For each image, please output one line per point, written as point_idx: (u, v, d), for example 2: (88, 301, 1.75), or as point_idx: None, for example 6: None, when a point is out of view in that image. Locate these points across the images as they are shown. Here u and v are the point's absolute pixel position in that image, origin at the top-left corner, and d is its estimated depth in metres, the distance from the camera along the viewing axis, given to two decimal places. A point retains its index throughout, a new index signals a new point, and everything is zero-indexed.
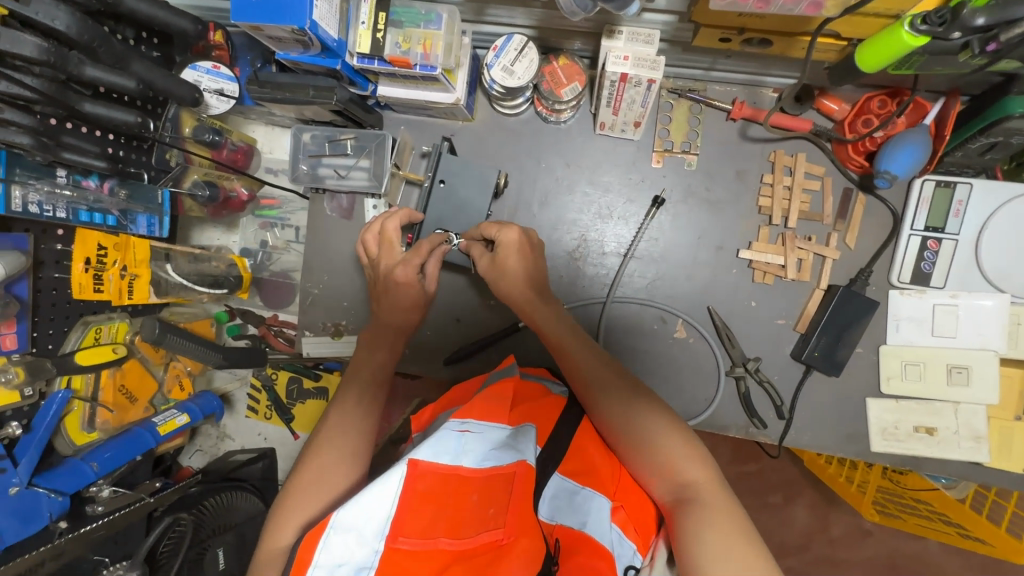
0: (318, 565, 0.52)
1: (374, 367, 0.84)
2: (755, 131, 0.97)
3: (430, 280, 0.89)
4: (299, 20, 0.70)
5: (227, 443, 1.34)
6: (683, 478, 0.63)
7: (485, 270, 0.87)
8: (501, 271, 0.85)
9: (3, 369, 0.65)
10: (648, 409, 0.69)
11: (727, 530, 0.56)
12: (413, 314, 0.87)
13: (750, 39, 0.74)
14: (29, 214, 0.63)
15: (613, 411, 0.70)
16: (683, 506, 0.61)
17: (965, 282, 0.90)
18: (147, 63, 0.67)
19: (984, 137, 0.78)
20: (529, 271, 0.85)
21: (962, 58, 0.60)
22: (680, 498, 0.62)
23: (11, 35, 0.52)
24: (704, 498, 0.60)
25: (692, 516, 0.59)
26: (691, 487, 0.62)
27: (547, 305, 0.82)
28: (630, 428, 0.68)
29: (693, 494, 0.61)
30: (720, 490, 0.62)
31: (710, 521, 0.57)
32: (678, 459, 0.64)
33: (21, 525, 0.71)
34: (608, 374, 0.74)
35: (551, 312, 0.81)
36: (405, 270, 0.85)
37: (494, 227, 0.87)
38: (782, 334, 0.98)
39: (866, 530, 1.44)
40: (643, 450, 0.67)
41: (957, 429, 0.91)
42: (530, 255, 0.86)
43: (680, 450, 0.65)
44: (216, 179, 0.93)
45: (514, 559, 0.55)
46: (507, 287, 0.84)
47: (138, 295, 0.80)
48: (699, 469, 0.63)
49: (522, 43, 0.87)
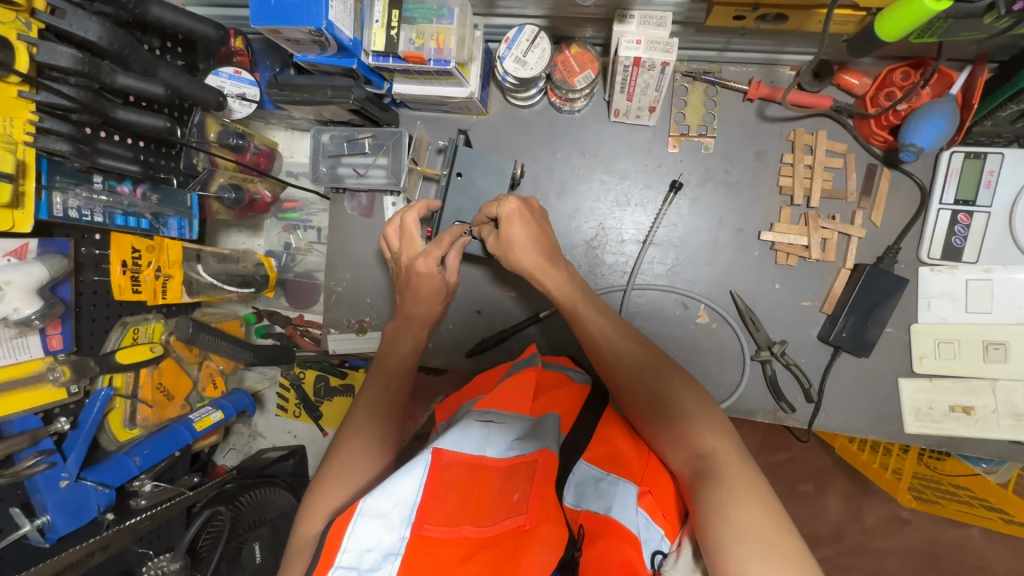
0: (346, 550, 0.54)
1: (397, 359, 0.85)
2: (773, 110, 0.95)
3: (449, 271, 0.89)
4: (316, 21, 0.72)
5: (259, 441, 1.38)
6: (702, 450, 0.62)
7: (493, 248, 0.87)
8: (507, 243, 0.84)
9: (51, 368, 0.68)
10: (667, 380, 0.69)
11: (747, 504, 0.56)
12: (434, 306, 0.89)
13: (764, 16, 0.73)
14: (70, 220, 0.66)
15: (631, 376, 0.72)
16: (702, 478, 0.60)
17: (1000, 256, 0.87)
18: (173, 70, 0.69)
19: (1015, 103, 0.76)
20: (536, 235, 0.84)
21: (987, 21, 0.58)
22: (700, 470, 0.61)
23: (47, 47, 0.56)
24: (725, 470, 0.59)
25: (715, 493, 0.58)
26: (710, 458, 0.61)
27: (560, 268, 0.83)
28: (649, 390, 0.70)
29: (712, 466, 0.60)
30: (741, 462, 0.61)
31: (731, 495, 0.57)
32: (697, 431, 0.64)
33: (71, 516, 0.74)
34: (627, 346, 0.74)
35: (568, 285, 0.81)
36: (426, 262, 0.86)
37: (493, 204, 0.85)
38: (807, 317, 0.96)
39: (903, 518, 1.41)
40: (663, 422, 0.67)
41: (996, 407, 0.88)
42: (532, 220, 0.84)
43: (700, 421, 0.65)
44: (241, 181, 0.94)
45: (538, 544, 0.54)
46: (517, 257, 0.84)
47: (172, 294, 0.83)
48: (719, 440, 0.63)
49: (534, 33, 0.88)
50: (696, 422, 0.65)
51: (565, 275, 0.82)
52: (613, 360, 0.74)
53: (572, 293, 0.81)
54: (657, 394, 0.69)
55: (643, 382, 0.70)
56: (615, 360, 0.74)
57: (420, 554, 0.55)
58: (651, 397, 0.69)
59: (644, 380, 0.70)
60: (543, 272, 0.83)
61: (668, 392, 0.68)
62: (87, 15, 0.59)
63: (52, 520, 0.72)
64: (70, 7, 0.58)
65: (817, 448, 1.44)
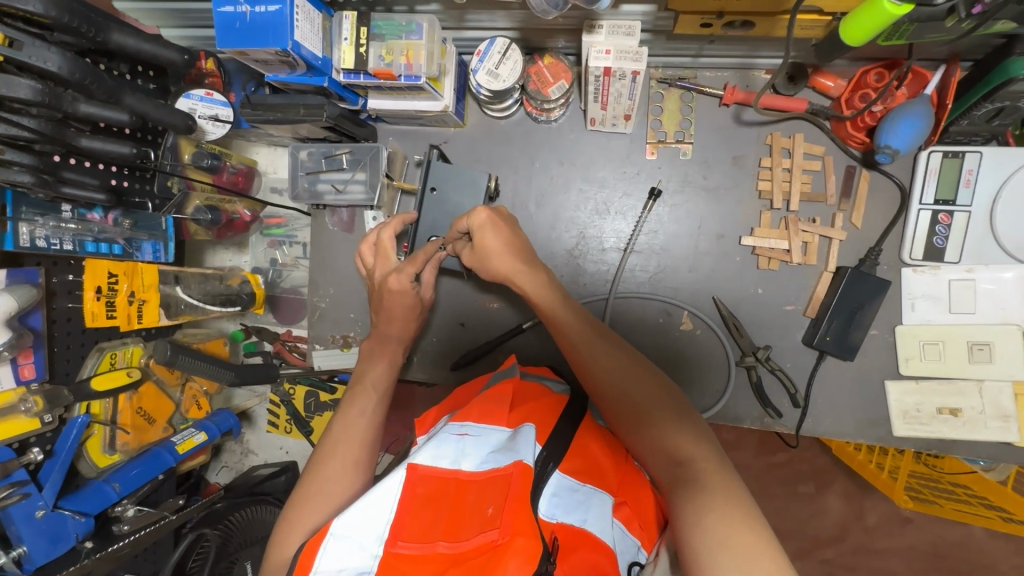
0: (319, 570, 0.56)
1: (377, 376, 0.85)
2: (749, 114, 0.95)
3: (425, 287, 0.91)
4: (282, 42, 0.72)
5: (251, 458, 1.38)
6: (680, 457, 0.62)
7: (468, 259, 0.87)
8: (479, 251, 0.83)
9: (23, 400, 0.67)
10: (644, 384, 0.68)
11: (725, 512, 0.55)
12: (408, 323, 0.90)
13: (731, 23, 0.72)
14: (37, 249, 0.66)
15: (607, 379, 0.71)
16: (681, 486, 0.59)
17: (982, 256, 0.86)
18: (138, 95, 0.70)
19: (989, 102, 0.75)
20: (508, 239, 0.83)
21: (949, 24, 0.57)
22: (678, 478, 0.60)
23: (6, 80, 0.55)
24: (704, 477, 0.59)
25: (692, 501, 0.57)
26: (689, 465, 0.60)
27: (534, 270, 0.82)
28: (626, 396, 0.68)
29: (690, 473, 0.60)
30: (721, 467, 0.60)
31: (710, 504, 0.56)
32: (675, 437, 0.63)
33: (49, 544, 0.74)
34: (603, 348, 0.73)
35: (545, 290, 0.80)
36: (400, 280, 0.86)
37: (462, 218, 0.85)
38: (791, 321, 0.95)
39: (904, 517, 1.39)
40: (641, 428, 0.66)
41: (983, 408, 0.87)
42: (505, 228, 0.83)
43: (679, 427, 0.64)
44: (219, 203, 0.96)
45: (509, 557, 0.53)
46: (492, 260, 0.83)
47: (149, 318, 0.83)
48: (697, 446, 0.62)
49: (505, 46, 0.87)
50: (673, 427, 0.64)
51: (541, 277, 0.82)
52: (589, 366, 0.73)
53: (547, 293, 0.80)
54: (635, 399, 0.68)
55: (622, 387, 0.69)
56: (592, 363, 0.72)
57: (392, 571, 0.56)
58: (630, 404, 0.68)
59: (622, 384, 0.69)
60: (517, 276, 0.82)
61: (646, 396, 0.68)
62: (46, 45, 0.59)
63: (28, 550, 0.72)
64: (28, 39, 0.57)
65: (814, 449, 1.43)
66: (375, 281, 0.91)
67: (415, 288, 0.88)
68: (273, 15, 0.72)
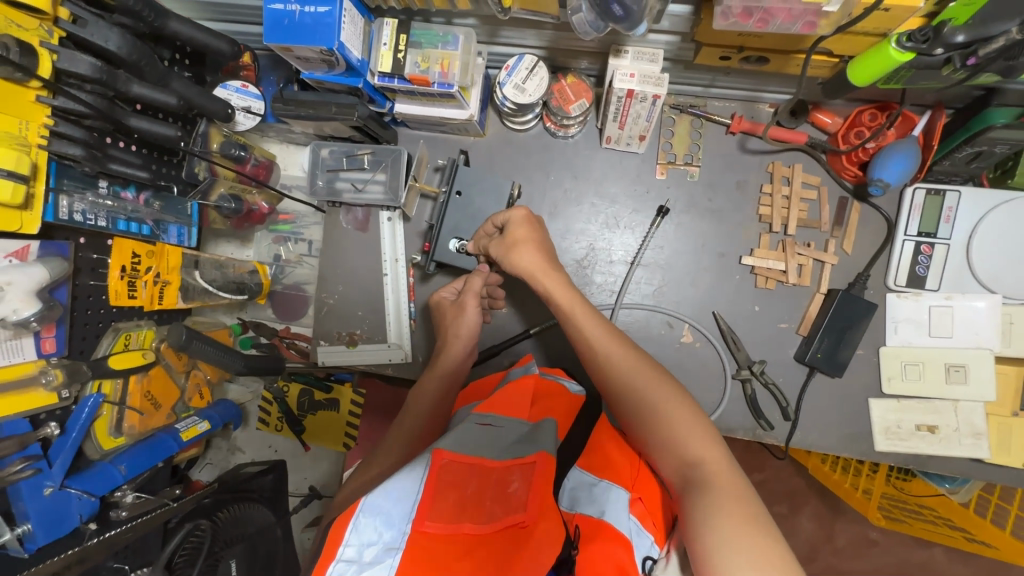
0: (348, 543, 0.55)
1: (428, 390, 0.89)
2: (754, 143, 1.02)
3: (467, 292, 0.95)
4: (328, 41, 0.75)
5: (238, 456, 1.36)
6: (691, 460, 0.65)
7: (495, 251, 0.90)
8: (508, 246, 0.88)
9: (44, 371, 0.67)
10: (659, 388, 0.71)
11: (734, 513, 0.58)
12: (466, 340, 0.92)
13: (748, 57, 0.78)
14: (73, 223, 0.65)
15: (622, 381, 0.74)
16: (692, 486, 0.63)
17: (959, 285, 0.94)
18: (185, 81, 0.71)
19: (970, 146, 0.84)
20: (537, 237, 0.89)
21: (944, 73, 0.64)
22: (687, 479, 0.64)
23: (68, 54, 0.57)
24: (714, 479, 0.62)
25: (700, 501, 0.61)
26: (700, 468, 0.64)
27: (557, 270, 0.86)
28: (640, 398, 0.72)
29: (700, 475, 0.63)
30: (730, 471, 0.64)
31: (719, 504, 0.59)
32: (687, 440, 0.66)
33: (53, 527, 0.70)
34: (619, 351, 0.76)
35: (569, 293, 0.83)
36: (448, 291, 1.00)
37: (501, 213, 0.91)
38: (785, 338, 1.01)
39: (871, 539, 1.46)
40: (653, 429, 0.69)
41: (958, 426, 0.93)
42: (535, 226, 0.90)
43: (690, 431, 0.67)
44: (240, 193, 0.96)
45: (537, 537, 0.59)
46: (517, 258, 0.87)
47: (168, 300, 0.85)
48: (709, 450, 0.65)
49: (533, 62, 0.93)
50: (685, 429, 0.67)
51: (561, 278, 0.85)
52: (608, 367, 0.76)
53: (568, 294, 0.83)
54: (650, 402, 0.71)
55: (637, 390, 0.72)
56: (608, 363, 0.76)
57: (422, 549, 0.57)
58: (643, 405, 0.71)
59: (639, 387, 0.72)
60: (540, 273, 0.85)
61: (658, 398, 0.71)
62: (108, 25, 0.60)
63: (32, 530, 0.68)
64: (92, 17, 0.60)
65: (789, 470, 1.49)
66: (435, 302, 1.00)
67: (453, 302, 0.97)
68: (321, 15, 0.75)
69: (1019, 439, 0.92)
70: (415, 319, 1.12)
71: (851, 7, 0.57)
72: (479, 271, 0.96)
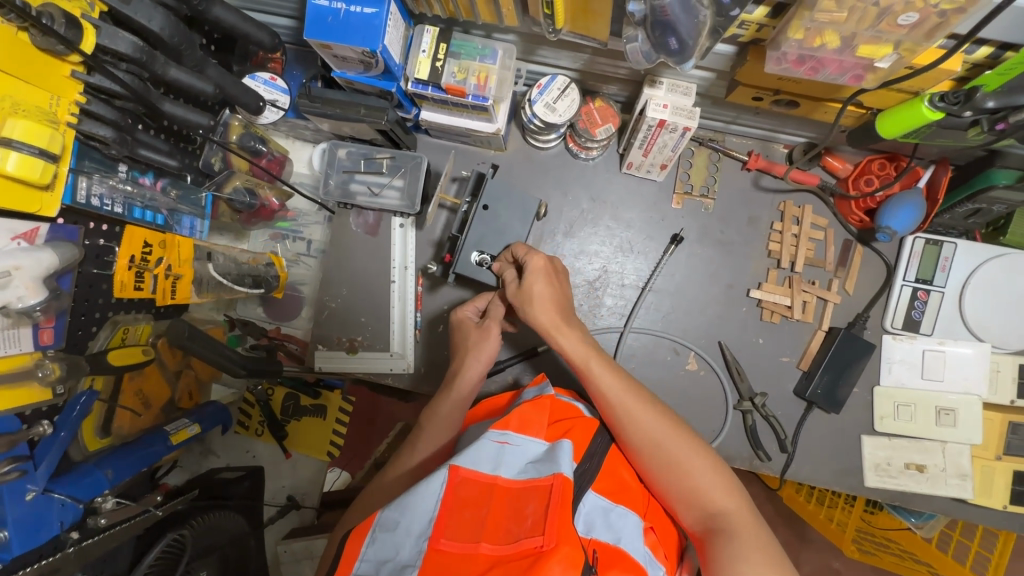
0: (366, 557, 0.60)
1: (440, 416, 0.87)
2: (767, 181, 1.05)
3: (492, 316, 0.91)
4: (372, 43, 0.74)
5: (211, 460, 1.26)
6: (713, 509, 0.69)
7: (512, 296, 0.85)
8: (527, 297, 0.84)
9: (42, 364, 0.61)
10: (680, 440, 0.73)
11: (761, 563, 0.63)
12: (485, 364, 0.89)
13: (779, 100, 0.81)
14: (91, 207, 0.61)
15: (643, 436, 0.74)
16: (719, 536, 0.67)
17: (951, 332, 0.99)
18: (220, 70, 0.69)
19: (971, 202, 0.89)
20: (555, 293, 0.84)
21: (970, 134, 0.68)
22: (712, 527, 0.68)
23: (109, 30, 0.54)
24: (739, 528, 0.67)
25: (728, 549, 0.65)
26: (725, 518, 0.68)
27: (574, 326, 0.82)
28: (661, 452, 0.73)
29: (723, 524, 0.67)
30: (750, 519, 0.68)
31: (746, 553, 0.64)
32: (710, 490, 0.70)
33: (30, 533, 0.63)
34: (638, 406, 0.76)
35: (583, 345, 0.81)
36: (472, 311, 0.96)
37: (522, 249, 0.86)
38: (785, 371, 1.04)
39: (835, 569, 1.48)
40: (677, 480, 0.71)
41: (945, 466, 0.98)
42: (557, 280, 0.85)
43: (710, 481, 0.71)
44: (255, 187, 0.94)
45: (554, 562, 0.53)
46: (533, 312, 0.83)
47: (180, 295, 0.81)
48: (730, 499, 0.70)
49: (565, 84, 0.93)
50: (707, 481, 0.71)
51: (577, 332, 0.82)
52: (626, 421, 0.75)
53: (586, 352, 0.80)
54: (671, 454, 0.72)
55: (660, 444, 0.73)
56: (627, 419, 0.75)
57: (436, 567, 0.56)
58: (664, 459, 0.72)
59: (660, 441, 0.73)
60: (558, 329, 0.81)
61: (680, 452, 0.72)
62: (152, 5, 0.57)
63: (9, 536, 0.61)
64: None
65: (763, 497, 1.51)
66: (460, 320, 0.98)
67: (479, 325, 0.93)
68: (368, 16, 0.74)
69: (999, 481, 0.97)
70: (420, 330, 1.09)
71: (898, 66, 0.59)
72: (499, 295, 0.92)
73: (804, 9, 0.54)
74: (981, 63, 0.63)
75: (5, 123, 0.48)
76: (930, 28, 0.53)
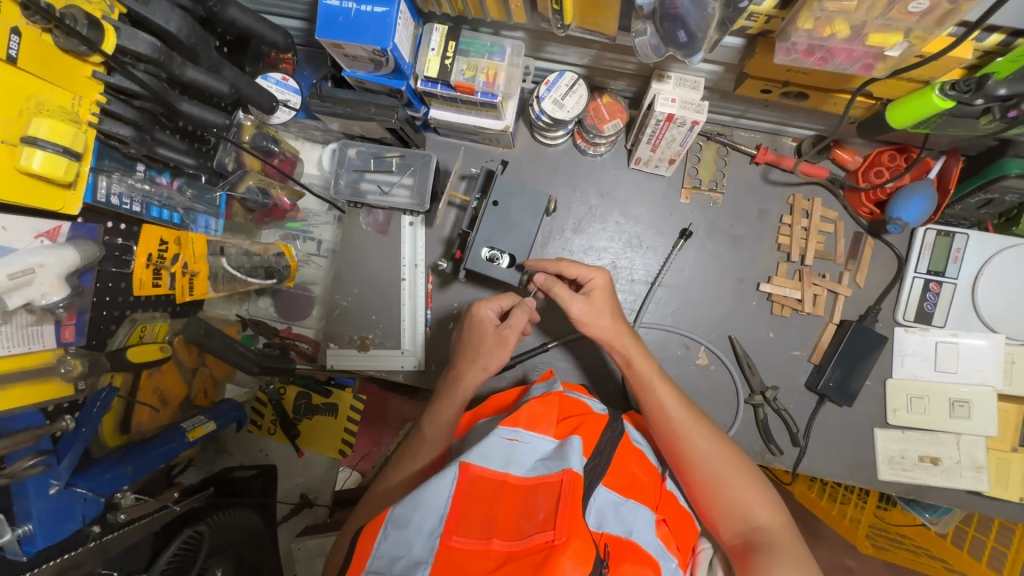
0: (380, 553, 0.61)
1: (442, 422, 0.85)
2: (776, 175, 1.05)
3: (507, 325, 0.87)
4: (383, 42, 0.74)
5: (225, 459, 1.28)
6: (756, 524, 0.69)
7: (574, 315, 0.83)
8: (586, 309, 0.83)
9: (64, 360, 0.63)
10: (728, 454, 0.73)
11: (803, 575, 0.63)
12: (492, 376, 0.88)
13: (788, 92, 0.81)
14: (111, 206, 0.62)
15: (695, 446, 0.74)
16: (759, 547, 0.66)
17: (964, 323, 0.98)
18: (235, 70, 0.70)
19: (984, 192, 0.89)
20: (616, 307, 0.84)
21: (982, 122, 0.67)
22: (753, 540, 0.67)
23: (128, 32, 0.55)
24: (780, 542, 0.67)
25: (771, 560, 0.64)
26: (766, 532, 0.68)
27: (633, 337, 0.83)
28: (711, 465, 0.73)
29: (766, 538, 0.67)
30: (791, 536, 0.68)
31: (790, 565, 0.64)
32: (752, 504, 0.70)
33: (55, 527, 0.65)
34: (692, 418, 0.76)
35: (642, 355, 0.82)
36: (489, 309, 0.91)
37: (576, 267, 0.84)
38: (796, 365, 1.04)
39: None
40: (721, 492, 0.71)
41: (960, 458, 0.97)
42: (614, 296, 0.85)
43: (756, 498, 0.71)
44: (268, 186, 0.95)
45: (566, 557, 0.54)
46: (591, 319, 0.83)
47: (197, 291, 0.82)
48: (773, 516, 0.69)
49: (573, 80, 0.94)
50: (752, 497, 0.71)
51: (637, 342, 0.83)
52: (679, 430, 0.75)
53: (644, 362, 0.81)
54: (718, 467, 0.73)
55: (710, 457, 0.73)
56: (681, 428, 0.76)
57: (448, 563, 0.58)
58: (712, 471, 0.72)
59: (708, 453, 0.73)
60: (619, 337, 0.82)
61: (729, 467, 0.72)
62: (170, 6, 0.59)
63: (33, 530, 0.62)
64: None
65: None
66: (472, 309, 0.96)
67: (497, 328, 0.89)
68: (379, 15, 0.75)
69: (1015, 472, 0.97)
70: (431, 327, 1.10)
71: (909, 54, 0.59)
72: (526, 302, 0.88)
73: None
74: (992, 51, 0.63)
75: (32, 122, 0.50)
76: (941, 15, 0.52)
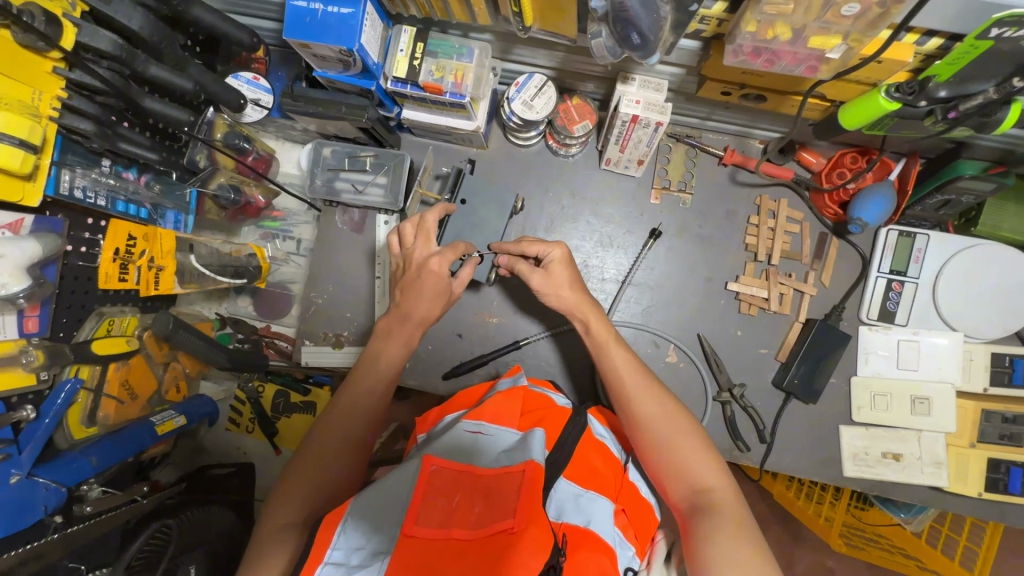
0: (336, 547, 0.56)
1: (382, 368, 0.79)
2: (743, 176, 1.07)
3: (457, 282, 0.84)
4: (349, 42, 0.76)
5: (203, 457, 1.24)
6: (699, 487, 0.67)
7: (535, 285, 0.84)
8: (550, 285, 0.83)
9: (26, 351, 0.64)
10: (675, 419, 0.72)
11: (736, 538, 0.61)
12: (416, 325, 0.81)
13: (747, 94, 0.83)
14: (74, 199, 0.64)
15: (643, 412, 0.73)
16: (702, 514, 0.64)
17: (925, 322, 1.01)
18: (202, 68, 0.72)
19: (940, 193, 0.90)
20: (578, 282, 0.84)
21: (927, 123, 0.69)
22: (695, 504, 0.66)
23: (89, 29, 0.57)
24: (720, 506, 0.65)
25: (707, 522, 0.63)
26: (709, 496, 0.66)
27: (595, 310, 0.82)
28: (659, 430, 0.71)
29: (708, 501, 0.65)
30: (736, 501, 0.66)
31: (723, 527, 0.62)
32: (697, 467, 0.68)
33: (15, 516, 0.66)
34: (643, 385, 0.75)
35: (602, 325, 0.81)
36: (441, 262, 0.81)
37: (538, 244, 0.85)
38: (764, 363, 1.05)
39: (827, 567, 1.46)
40: (666, 458, 0.69)
41: (921, 455, 0.99)
42: (575, 270, 0.85)
43: (701, 462, 0.69)
44: (239, 183, 0.97)
45: (524, 545, 0.54)
46: (555, 298, 0.83)
47: (164, 286, 0.83)
48: (718, 481, 0.67)
49: (542, 81, 0.95)
50: (698, 461, 0.69)
51: (599, 314, 0.82)
52: (630, 396, 0.74)
53: (604, 333, 0.80)
54: (666, 432, 0.71)
55: (659, 422, 0.71)
56: (632, 395, 0.74)
57: (409, 554, 0.54)
58: (659, 436, 0.71)
59: (657, 418, 0.72)
60: (580, 311, 0.82)
61: (676, 432, 0.71)
62: (132, 5, 0.61)
63: None
64: None
65: (754, 495, 1.50)
66: (409, 261, 0.84)
67: (449, 280, 0.82)
68: (344, 16, 0.76)
69: (975, 469, 0.99)
70: None
71: (849, 56, 0.62)
72: (476, 257, 0.86)
73: (753, 2, 0.56)
74: (931, 55, 0.65)
75: None
76: (873, 19, 0.55)
